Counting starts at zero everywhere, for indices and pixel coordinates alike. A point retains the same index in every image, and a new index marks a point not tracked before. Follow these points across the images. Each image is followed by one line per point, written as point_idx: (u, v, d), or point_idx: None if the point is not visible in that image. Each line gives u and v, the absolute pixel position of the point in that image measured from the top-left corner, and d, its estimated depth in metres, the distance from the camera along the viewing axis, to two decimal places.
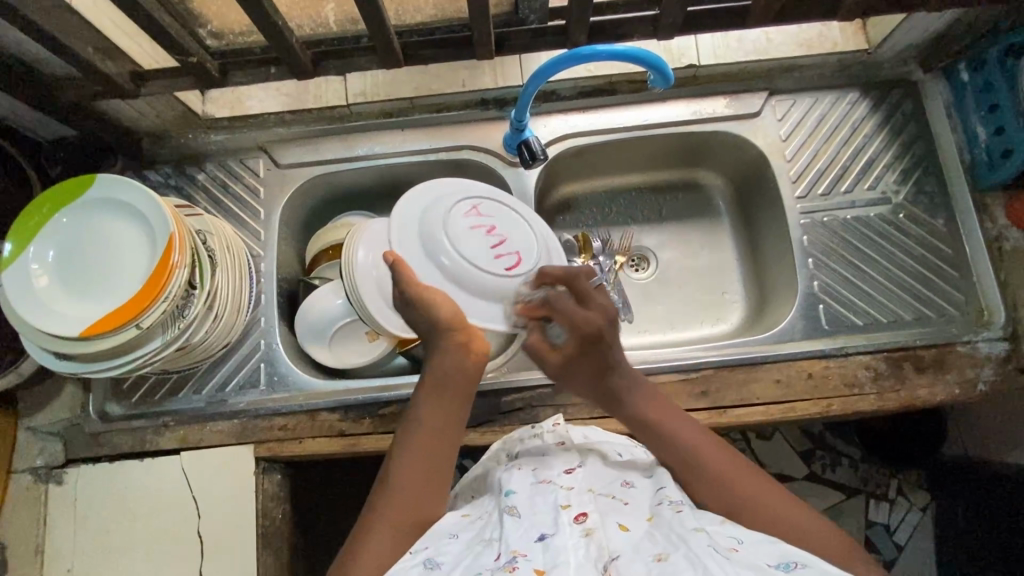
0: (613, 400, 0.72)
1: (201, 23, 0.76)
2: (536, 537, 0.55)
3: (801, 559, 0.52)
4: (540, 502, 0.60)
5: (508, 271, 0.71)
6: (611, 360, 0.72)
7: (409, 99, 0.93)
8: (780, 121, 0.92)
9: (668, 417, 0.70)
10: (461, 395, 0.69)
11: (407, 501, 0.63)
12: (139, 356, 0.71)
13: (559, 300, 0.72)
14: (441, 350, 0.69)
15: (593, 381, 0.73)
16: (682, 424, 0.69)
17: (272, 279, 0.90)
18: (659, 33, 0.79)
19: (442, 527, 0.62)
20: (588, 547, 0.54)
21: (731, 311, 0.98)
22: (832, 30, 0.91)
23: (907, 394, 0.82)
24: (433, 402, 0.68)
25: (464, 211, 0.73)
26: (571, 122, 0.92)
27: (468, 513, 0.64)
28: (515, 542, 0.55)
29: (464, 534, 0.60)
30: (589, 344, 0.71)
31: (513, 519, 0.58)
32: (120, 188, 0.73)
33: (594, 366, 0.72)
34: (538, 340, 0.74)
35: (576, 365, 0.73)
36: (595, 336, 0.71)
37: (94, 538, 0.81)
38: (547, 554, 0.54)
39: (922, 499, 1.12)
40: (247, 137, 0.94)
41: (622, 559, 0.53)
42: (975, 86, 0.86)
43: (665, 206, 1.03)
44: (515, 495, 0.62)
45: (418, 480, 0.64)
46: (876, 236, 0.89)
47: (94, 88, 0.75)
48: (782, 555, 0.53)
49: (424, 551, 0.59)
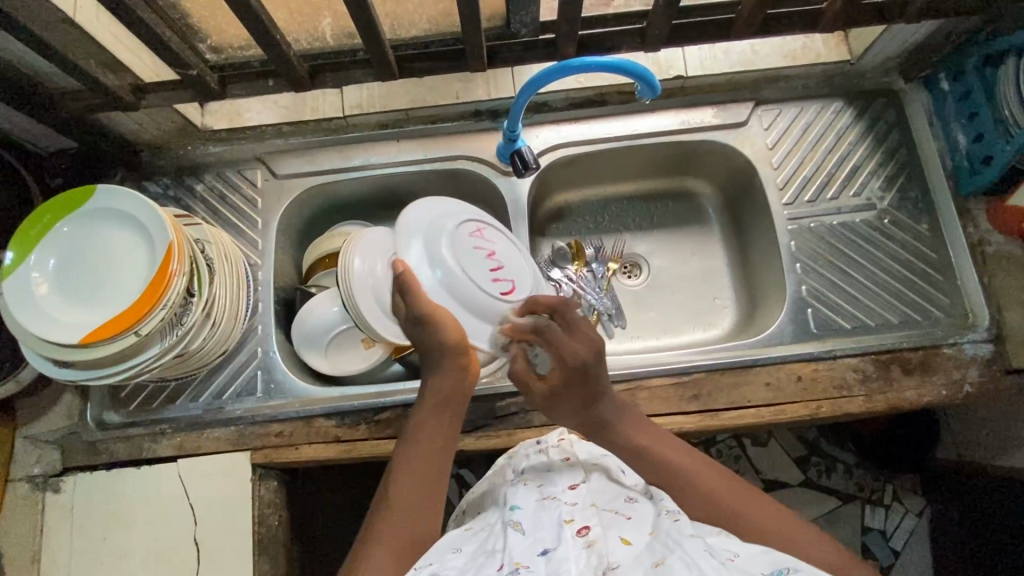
0: (600, 428, 0.73)
1: (199, 38, 0.78)
2: (539, 551, 0.56)
3: (794, 564, 0.54)
4: (543, 518, 0.60)
5: (502, 295, 0.72)
6: (600, 391, 0.73)
7: (405, 111, 0.95)
8: (767, 130, 0.94)
9: (656, 440, 0.72)
10: (452, 414, 0.71)
11: (414, 517, 0.64)
12: (136, 363, 0.72)
13: (550, 328, 0.73)
14: (440, 370, 0.71)
15: (579, 413, 0.74)
16: (689, 460, 0.69)
17: (269, 287, 0.92)
18: (646, 45, 0.81)
19: (448, 541, 0.63)
20: (588, 557, 0.55)
21: (722, 316, 1.00)
22: (815, 41, 0.94)
23: (895, 396, 0.83)
24: (432, 419, 0.70)
25: (468, 228, 0.74)
26: (562, 132, 0.94)
27: (471, 526, 0.66)
28: (518, 555, 0.56)
29: (468, 548, 0.61)
30: (576, 377, 0.73)
31: (517, 534, 0.59)
32: (121, 200, 0.75)
33: (584, 398, 0.73)
34: (522, 366, 0.75)
35: (561, 396, 0.74)
36: (581, 370, 0.72)
37: (90, 546, 0.82)
38: (549, 565, 0.54)
39: (916, 505, 1.12)
40: (246, 149, 0.95)
41: (621, 568, 0.54)
42: (955, 95, 0.88)
43: (656, 215, 1.05)
44: (521, 510, 0.63)
45: (424, 496, 0.65)
46: (862, 241, 0.91)
47: (95, 101, 0.77)
48: (775, 563, 0.55)
49: (428, 564, 0.58)
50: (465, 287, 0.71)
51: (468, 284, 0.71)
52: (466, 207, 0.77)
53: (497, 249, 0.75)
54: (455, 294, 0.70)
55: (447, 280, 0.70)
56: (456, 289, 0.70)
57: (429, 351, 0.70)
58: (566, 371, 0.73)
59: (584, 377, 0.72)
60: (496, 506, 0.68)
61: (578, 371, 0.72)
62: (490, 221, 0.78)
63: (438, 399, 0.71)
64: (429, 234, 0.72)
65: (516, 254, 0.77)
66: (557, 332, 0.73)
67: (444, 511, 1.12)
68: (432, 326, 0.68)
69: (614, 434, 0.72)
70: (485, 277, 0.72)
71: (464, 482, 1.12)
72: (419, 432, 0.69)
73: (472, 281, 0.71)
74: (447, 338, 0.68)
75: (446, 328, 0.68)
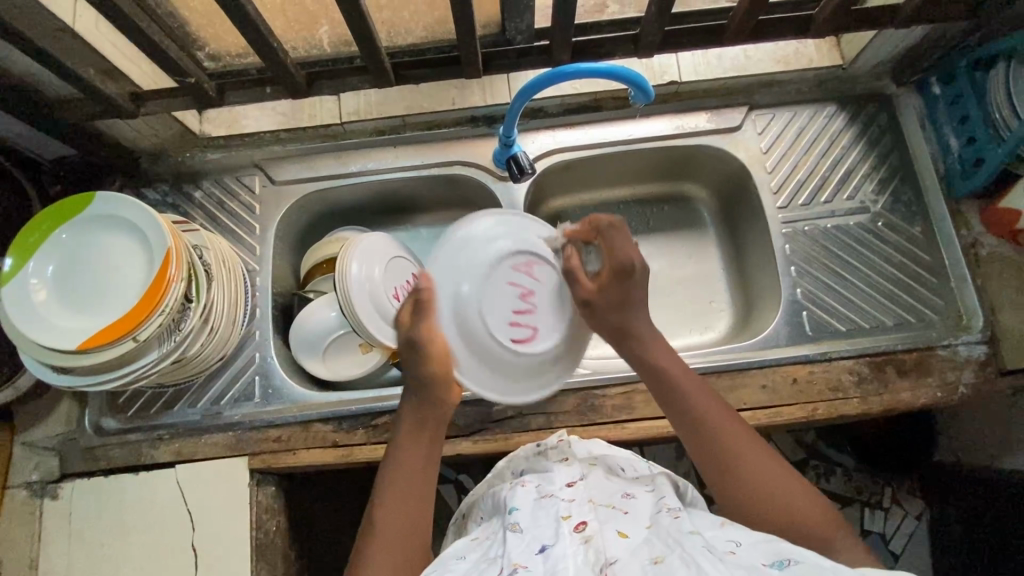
0: (629, 335, 0.70)
1: (198, 46, 0.79)
2: (537, 549, 0.57)
3: (793, 554, 0.53)
4: (542, 516, 0.61)
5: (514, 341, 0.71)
6: (638, 294, 0.70)
7: (401, 117, 0.96)
8: (761, 134, 0.95)
9: (690, 386, 0.69)
10: (433, 429, 0.70)
11: (401, 539, 0.64)
12: (134, 369, 0.72)
13: (605, 230, 0.71)
14: (417, 392, 0.69)
15: (612, 314, 0.70)
16: (706, 399, 0.68)
17: (267, 292, 0.92)
18: (640, 51, 0.82)
19: (454, 551, 0.63)
20: (586, 553, 0.55)
21: (718, 319, 1.00)
22: (808, 47, 0.95)
23: (891, 397, 0.84)
24: (412, 436, 0.69)
25: (512, 262, 0.73)
26: (558, 138, 0.95)
27: (477, 536, 0.65)
28: (516, 556, 0.56)
29: (472, 556, 0.61)
30: (620, 275, 0.69)
31: (516, 534, 0.59)
32: (120, 206, 0.75)
33: (619, 299, 0.69)
34: (574, 265, 0.73)
35: (610, 291, 0.70)
36: (628, 268, 0.69)
37: (88, 553, 0.82)
38: (546, 564, 0.55)
39: (916, 508, 1.13)
40: (243, 155, 0.96)
41: (619, 563, 0.53)
42: (947, 99, 0.89)
43: (652, 219, 1.06)
44: (519, 511, 0.62)
45: (410, 517, 0.65)
46: (856, 243, 0.91)
47: (94, 109, 0.78)
48: (775, 553, 0.54)
49: (433, 572, 0.59)
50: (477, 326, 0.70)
51: (479, 319, 0.70)
52: (526, 238, 0.75)
53: (536, 292, 0.73)
54: (461, 323, 0.70)
55: (462, 307, 0.70)
56: (464, 321, 0.70)
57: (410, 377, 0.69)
58: (613, 263, 0.70)
59: (630, 275, 0.69)
60: (497, 511, 0.68)
61: (627, 263, 0.69)
62: (544, 260, 0.74)
63: (417, 420, 0.69)
64: (465, 257, 0.72)
65: (561, 302, 0.74)
66: (613, 230, 0.71)
67: (443, 516, 1.12)
68: (421, 353, 0.67)
69: (642, 346, 0.71)
70: (502, 320, 0.71)
71: (463, 487, 1.12)
72: (400, 453, 0.68)
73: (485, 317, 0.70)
74: (430, 369, 0.67)
75: (432, 355, 0.67)
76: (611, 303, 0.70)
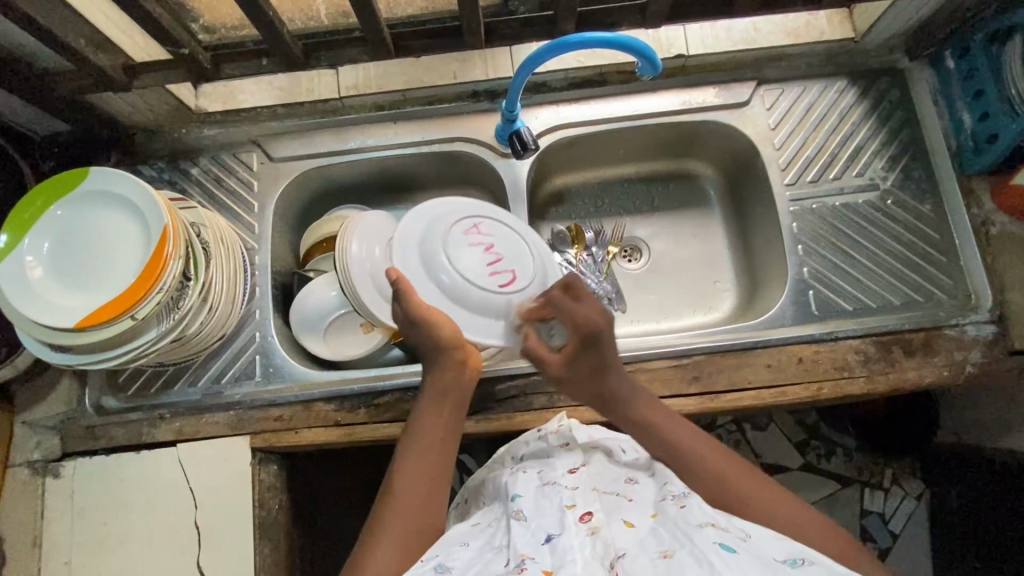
0: (612, 402, 0.71)
1: (192, 17, 0.77)
2: (544, 539, 0.55)
3: (808, 555, 0.52)
4: (545, 504, 0.60)
5: (502, 288, 0.74)
6: (612, 360, 0.70)
7: (400, 92, 0.93)
8: (769, 109, 0.93)
9: (664, 422, 0.68)
10: (457, 403, 0.71)
11: (413, 508, 0.63)
12: (136, 346, 0.72)
13: (558, 298, 0.72)
14: (435, 357, 0.71)
15: (591, 384, 0.71)
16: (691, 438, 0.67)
17: (266, 271, 0.91)
18: (646, 21, 0.80)
19: (455, 535, 0.62)
20: (593, 546, 0.53)
21: (721, 298, 0.99)
22: (819, 19, 0.92)
23: (896, 377, 0.83)
24: (434, 403, 0.70)
25: (465, 228, 0.77)
26: (561, 113, 0.93)
27: (479, 521, 0.65)
28: (523, 546, 0.55)
29: (474, 543, 0.60)
30: (588, 341, 0.70)
31: (520, 522, 0.58)
32: (115, 182, 0.74)
33: (594, 366, 0.70)
34: (534, 343, 0.74)
35: (577, 365, 0.71)
36: (593, 333, 0.69)
37: (90, 530, 0.82)
38: (554, 555, 0.53)
39: (916, 488, 1.13)
40: (239, 131, 0.94)
41: (628, 557, 0.53)
42: (961, 72, 0.86)
43: (656, 197, 1.05)
44: (521, 498, 0.62)
45: (426, 481, 0.65)
46: (865, 222, 0.90)
47: (85, 81, 0.76)
48: (791, 550, 0.53)
49: (435, 556, 0.58)
50: (467, 290, 0.73)
51: (459, 280, 0.73)
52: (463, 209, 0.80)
53: (496, 242, 0.77)
54: (449, 294, 0.73)
55: (444, 282, 0.73)
56: (452, 288, 0.73)
57: (424, 349, 0.72)
58: (576, 336, 0.70)
59: (595, 341, 0.70)
60: (498, 496, 0.68)
61: (588, 332, 0.69)
62: (485, 217, 0.79)
63: (438, 394, 0.70)
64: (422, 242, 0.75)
65: (515, 240, 0.79)
66: (565, 300, 0.72)
67: None
68: (425, 325, 0.70)
69: (625, 408, 0.70)
70: (482, 274, 0.75)
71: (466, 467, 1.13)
72: (423, 420, 0.69)
73: (467, 280, 0.73)
74: (441, 334, 0.70)
75: (440, 324, 0.70)
76: (581, 373, 0.71)
